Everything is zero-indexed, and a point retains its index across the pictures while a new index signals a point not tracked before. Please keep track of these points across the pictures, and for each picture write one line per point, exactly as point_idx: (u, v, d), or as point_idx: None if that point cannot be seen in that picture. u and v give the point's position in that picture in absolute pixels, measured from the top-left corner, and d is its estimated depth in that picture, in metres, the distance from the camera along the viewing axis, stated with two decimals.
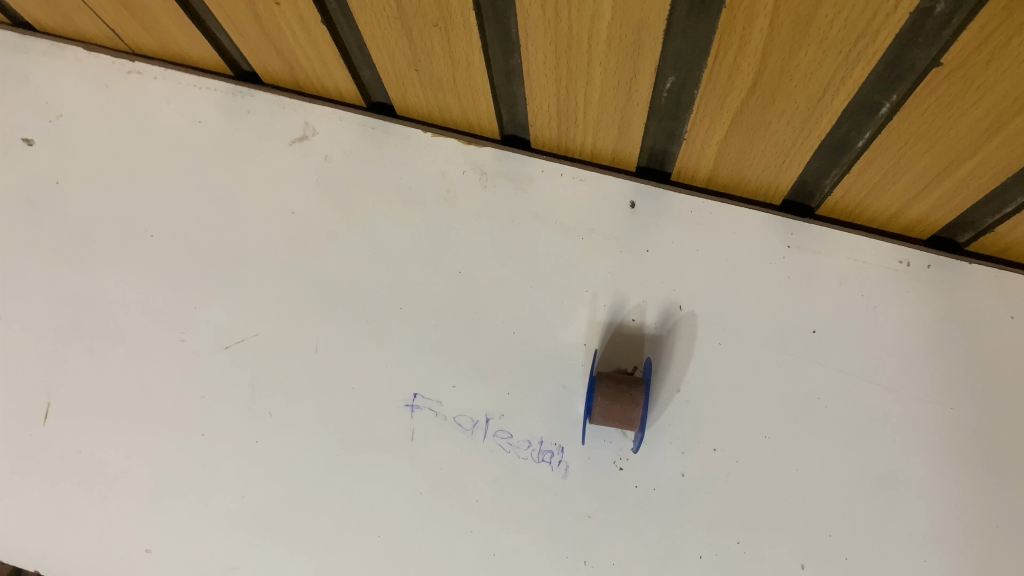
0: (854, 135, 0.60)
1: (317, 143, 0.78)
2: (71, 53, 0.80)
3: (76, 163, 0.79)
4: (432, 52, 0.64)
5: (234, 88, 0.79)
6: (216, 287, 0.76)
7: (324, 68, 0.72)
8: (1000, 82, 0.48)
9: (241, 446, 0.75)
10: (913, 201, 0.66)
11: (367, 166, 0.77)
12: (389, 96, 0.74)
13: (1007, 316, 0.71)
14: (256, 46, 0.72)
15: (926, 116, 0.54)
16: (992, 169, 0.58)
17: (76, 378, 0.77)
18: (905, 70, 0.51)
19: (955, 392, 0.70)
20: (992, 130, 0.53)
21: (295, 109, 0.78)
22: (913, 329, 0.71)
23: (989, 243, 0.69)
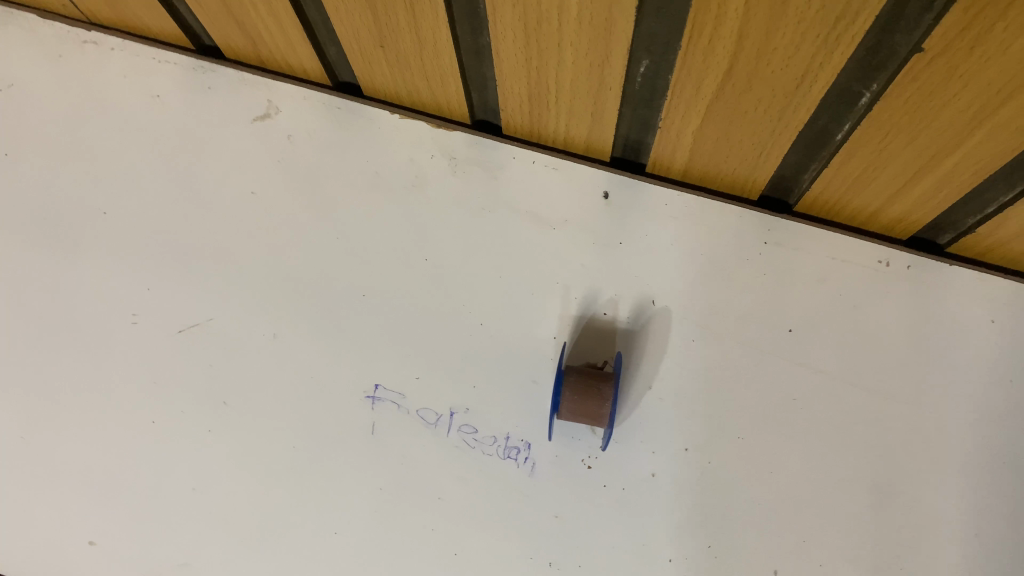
0: (833, 126, 0.57)
1: (280, 123, 0.75)
2: (25, 22, 0.77)
3: (29, 139, 0.76)
4: (398, 28, 0.61)
5: (195, 63, 0.75)
6: (172, 270, 0.73)
7: (288, 45, 0.69)
8: (984, 70, 0.46)
9: (193, 436, 0.72)
10: (894, 198, 0.63)
11: (333, 147, 0.74)
12: (356, 75, 0.72)
13: (988, 320, 0.68)
14: (216, 19, 0.69)
15: (908, 106, 0.52)
16: (975, 165, 0.55)
17: (22, 362, 0.74)
18: (885, 57, 0.49)
19: (934, 396, 0.68)
20: (975, 123, 0.51)
21: (259, 87, 0.75)
22: (891, 332, 0.69)
23: (969, 244, 0.67)
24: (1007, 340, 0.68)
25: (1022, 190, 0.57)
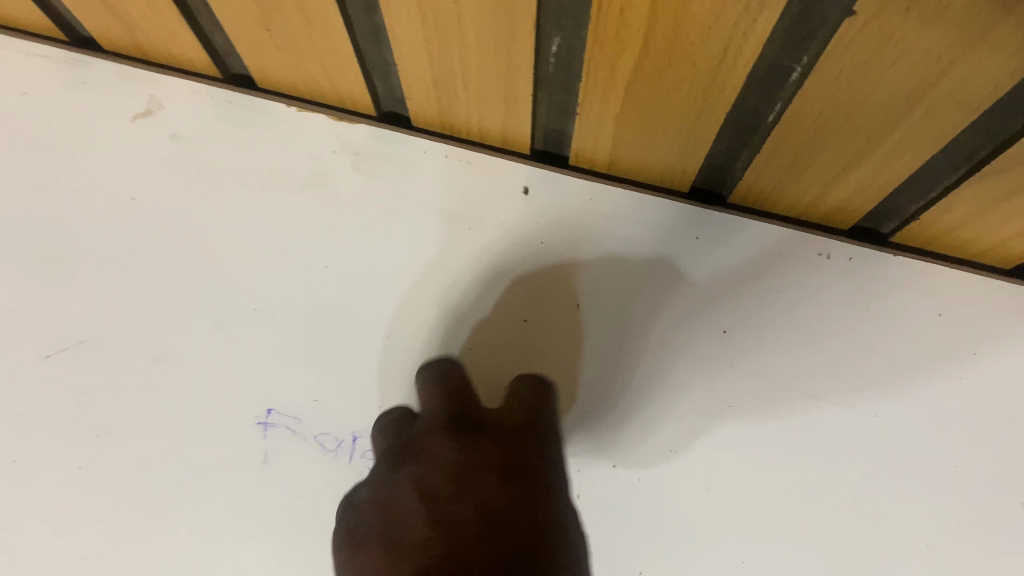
0: (763, 107, 0.53)
1: (164, 119, 0.68)
2: None
3: None
4: (283, 10, 0.55)
5: (68, 55, 0.68)
6: (41, 288, 0.66)
7: (167, 33, 0.62)
8: (921, 37, 0.41)
9: (67, 470, 0.66)
10: (832, 185, 0.59)
11: (223, 145, 0.67)
12: (248, 66, 0.65)
13: (935, 312, 0.64)
14: (83, 6, 0.61)
15: (841, 81, 0.47)
16: (916, 145, 0.51)
17: None
18: (816, 28, 0.44)
19: (875, 395, 0.64)
20: (914, 97, 0.46)
21: (141, 81, 0.68)
22: (832, 331, 0.65)
23: (912, 234, 0.62)
24: (954, 334, 0.64)
25: (965, 170, 0.52)
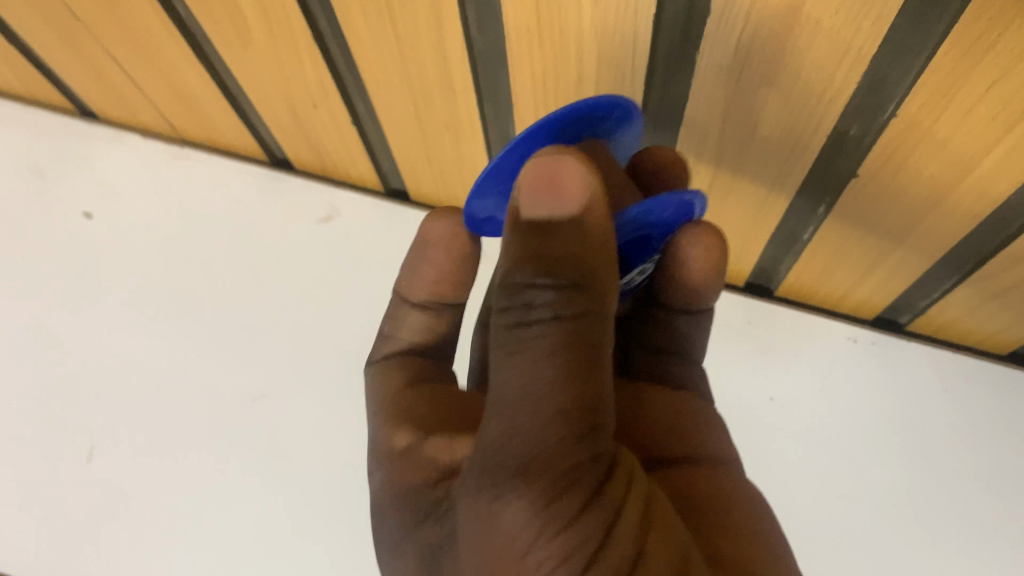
0: (800, 229, 0.71)
1: (340, 223, 0.90)
2: (129, 139, 0.94)
3: (128, 235, 0.91)
4: (444, 148, 0.76)
5: (269, 173, 0.92)
6: (242, 350, 0.86)
7: (351, 159, 0.85)
8: (907, 189, 0.61)
9: (265, 482, 0.83)
10: (855, 284, 0.77)
11: (383, 242, 0.89)
12: (405, 183, 0.87)
13: (942, 389, 0.81)
14: (291, 138, 0.84)
15: (854, 214, 0.66)
16: (915, 259, 0.69)
17: (117, 424, 0.84)
18: (832, 180, 0.63)
19: (895, 454, 0.80)
20: (908, 225, 0.65)
21: (323, 195, 0.91)
22: (862, 401, 0.82)
23: (923, 324, 0.80)
24: (960, 406, 0.80)
25: (955, 279, 0.70)
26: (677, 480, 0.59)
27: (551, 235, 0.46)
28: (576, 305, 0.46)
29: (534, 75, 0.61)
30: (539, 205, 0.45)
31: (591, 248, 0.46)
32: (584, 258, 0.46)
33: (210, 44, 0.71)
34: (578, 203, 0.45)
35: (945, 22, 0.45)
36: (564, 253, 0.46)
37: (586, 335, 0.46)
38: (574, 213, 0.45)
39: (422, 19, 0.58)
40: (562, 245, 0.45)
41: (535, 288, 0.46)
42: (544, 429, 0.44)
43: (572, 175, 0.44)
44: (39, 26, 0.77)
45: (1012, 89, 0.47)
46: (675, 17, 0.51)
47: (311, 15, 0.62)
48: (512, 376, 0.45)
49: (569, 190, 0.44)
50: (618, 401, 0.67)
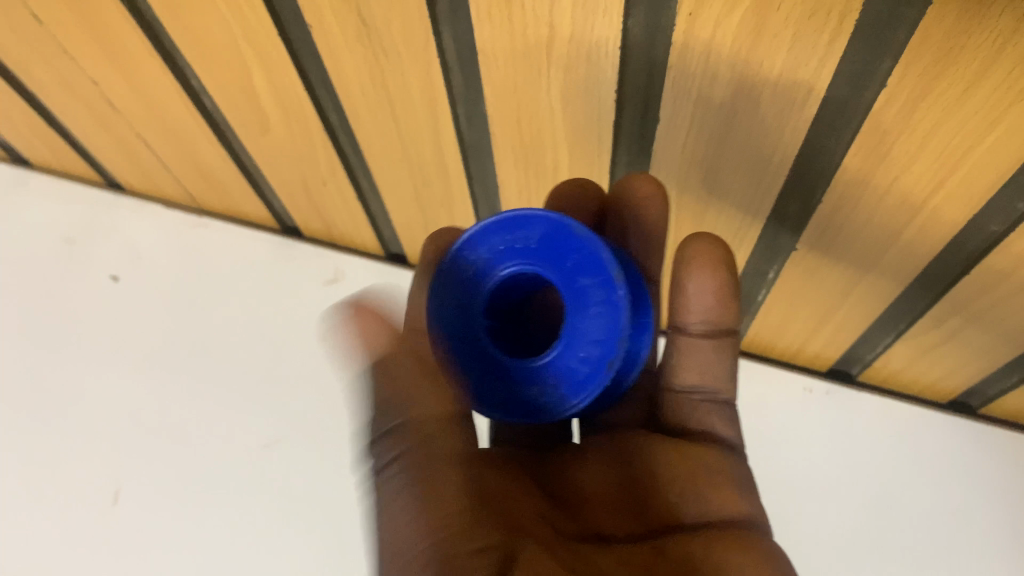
0: (755, 290, 0.81)
1: (344, 284, 0.99)
2: (152, 209, 1.03)
3: (152, 297, 1.00)
4: (439, 220, 0.85)
5: (281, 239, 1.01)
6: (254, 401, 0.94)
7: (355, 227, 0.94)
8: (842, 258, 0.70)
9: (273, 525, 0.89)
10: (809, 338, 0.86)
11: (384, 302, 0.98)
12: (404, 249, 0.96)
13: (889, 433, 0.90)
14: (301, 209, 0.93)
15: (800, 279, 0.76)
16: (857, 317, 0.78)
17: (141, 471, 0.92)
18: (777, 249, 0.73)
19: (848, 498, 0.88)
20: (848, 288, 0.74)
21: (329, 259, 1.00)
22: (817, 446, 0.90)
23: (873, 374, 0.89)
24: (906, 448, 0.89)
25: (896, 334, 0.79)
26: (677, 544, 0.57)
27: (382, 387, 0.53)
28: (409, 439, 0.53)
29: (517, 165, 0.70)
30: (371, 350, 0.54)
31: (403, 385, 0.53)
32: (408, 396, 0.53)
33: (232, 131, 0.80)
34: (380, 342, 0.54)
35: (853, 126, 0.55)
36: (395, 402, 0.53)
37: (423, 456, 0.52)
38: (377, 354, 0.54)
39: (421, 116, 0.68)
40: (393, 392, 0.53)
41: (383, 435, 0.53)
42: (411, 535, 0.51)
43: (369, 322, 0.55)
44: (79, 114, 0.87)
45: (914, 176, 0.57)
46: (633, 122, 0.61)
47: (325, 111, 0.72)
48: (391, 516, 0.52)
49: (373, 338, 0.54)
50: (632, 466, 0.64)
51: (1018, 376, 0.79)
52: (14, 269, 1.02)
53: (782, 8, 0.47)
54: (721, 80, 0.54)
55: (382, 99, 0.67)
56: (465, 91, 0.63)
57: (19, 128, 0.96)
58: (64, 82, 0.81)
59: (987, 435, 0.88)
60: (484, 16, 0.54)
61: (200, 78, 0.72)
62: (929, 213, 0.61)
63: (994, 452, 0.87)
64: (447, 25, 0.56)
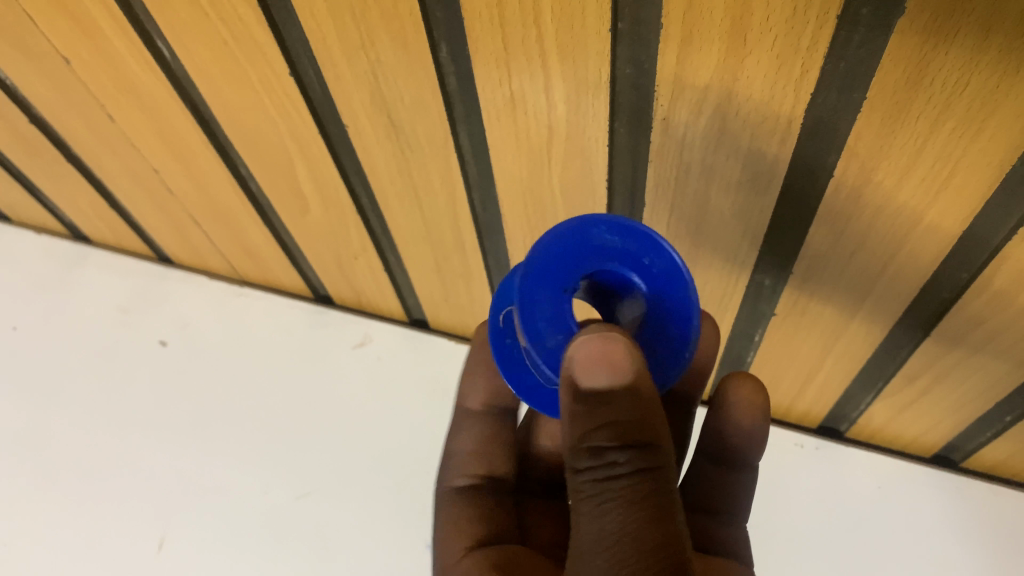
0: (743, 353, 0.89)
1: (371, 347, 1.09)
2: (199, 281, 1.15)
3: (196, 361, 1.09)
4: (457, 290, 0.95)
5: (314, 307, 1.12)
6: (288, 456, 1.02)
7: (382, 296, 1.03)
8: (816, 325, 0.79)
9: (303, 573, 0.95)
10: (796, 396, 0.94)
11: (407, 364, 1.07)
12: (425, 315, 1.05)
13: (876, 485, 0.96)
14: (333, 280, 1.03)
15: (782, 343, 0.84)
16: (837, 377, 0.86)
17: (184, 521, 0.99)
18: (759, 313, 0.81)
19: (838, 544, 0.94)
20: (825, 351, 0.83)
21: (358, 325, 1.10)
22: (808, 495, 0.97)
23: (858, 430, 0.96)
24: (891, 500, 0.95)
25: (874, 391, 0.87)
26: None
27: (613, 402, 0.52)
28: (643, 462, 0.54)
29: (524, 241, 0.79)
30: (597, 378, 0.50)
31: (645, 413, 0.53)
32: (642, 422, 0.53)
33: (274, 213, 0.90)
34: (628, 373, 0.50)
35: (812, 208, 0.64)
36: (606, 419, 0.53)
37: (656, 482, 0.55)
38: (626, 384, 0.51)
39: (441, 200, 0.78)
40: (622, 416, 0.53)
41: (609, 449, 0.54)
42: (631, 535, 0.54)
43: (624, 357, 0.50)
44: (140, 197, 0.98)
45: (868, 251, 0.66)
46: (623, 206, 0.71)
47: (358, 196, 0.82)
48: (606, 526, 0.55)
49: (623, 364, 0.50)
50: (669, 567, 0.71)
51: (989, 432, 0.86)
52: (75, 338, 1.12)
53: (741, 114, 0.56)
54: (695, 170, 0.63)
55: (407, 186, 0.77)
56: (479, 178, 0.73)
57: (82, 209, 1.07)
58: (128, 170, 0.92)
59: (969, 487, 0.94)
60: (494, 120, 0.64)
61: (249, 168, 0.83)
62: (887, 282, 0.69)
63: (978, 503, 0.93)
64: (462, 125, 0.66)
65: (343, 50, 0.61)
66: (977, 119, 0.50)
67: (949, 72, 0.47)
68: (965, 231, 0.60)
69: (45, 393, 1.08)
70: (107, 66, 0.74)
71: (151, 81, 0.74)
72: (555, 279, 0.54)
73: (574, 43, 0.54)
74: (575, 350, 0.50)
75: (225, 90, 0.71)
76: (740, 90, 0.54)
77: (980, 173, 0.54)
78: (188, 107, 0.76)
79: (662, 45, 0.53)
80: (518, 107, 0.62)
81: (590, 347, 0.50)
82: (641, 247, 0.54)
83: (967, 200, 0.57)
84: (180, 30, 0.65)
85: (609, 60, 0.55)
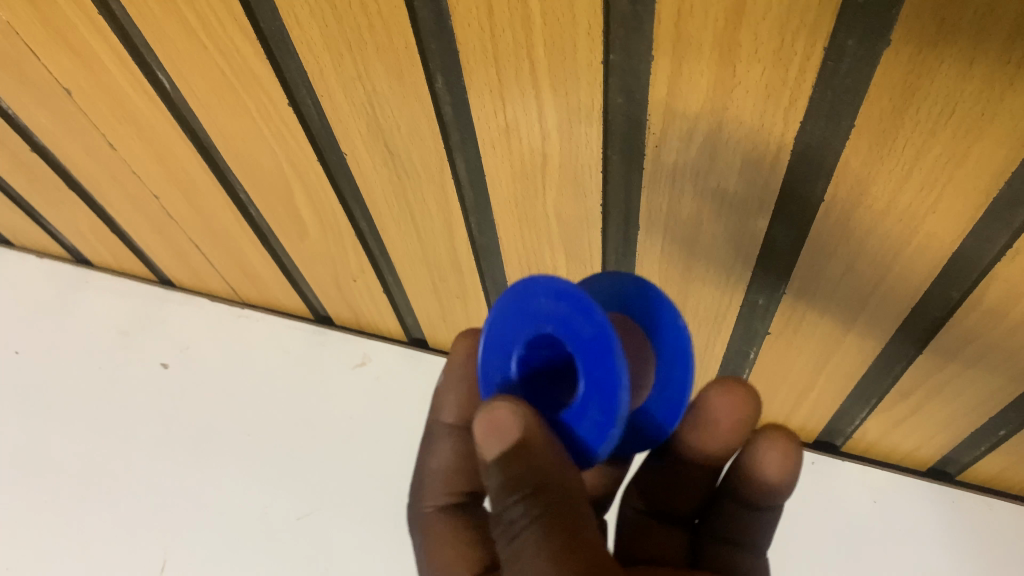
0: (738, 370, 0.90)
1: (371, 366, 1.10)
2: (199, 302, 1.17)
3: (197, 382, 1.11)
4: (455, 311, 0.95)
5: (313, 327, 1.13)
6: (289, 477, 1.02)
7: (381, 316, 1.04)
8: (810, 343, 0.80)
9: None
10: (792, 413, 0.95)
11: (406, 383, 1.08)
12: (424, 335, 1.06)
13: (872, 500, 0.97)
14: (332, 302, 1.04)
15: (776, 361, 0.85)
16: (832, 394, 0.87)
17: (186, 543, 0.99)
18: (753, 332, 0.82)
19: (835, 559, 0.95)
20: (819, 369, 0.83)
21: (357, 344, 1.11)
22: (805, 511, 0.98)
23: (854, 445, 0.97)
24: (887, 515, 0.96)
25: (869, 407, 0.88)
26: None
27: (509, 465, 0.53)
28: (543, 503, 0.53)
29: (520, 263, 0.80)
30: (494, 444, 0.53)
31: (527, 461, 0.53)
32: (525, 472, 0.53)
33: (273, 237, 0.91)
34: (506, 433, 0.52)
35: (802, 230, 0.65)
36: (512, 473, 0.53)
37: (560, 513, 0.53)
38: (515, 443, 0.52)
39: (438, 224, 0.79)
40: (517, 469, 0.53)
41: (512, 503, 0.54)
42: None
43: (508, 418, 0.52)
44: (140, 223, 0.99)
45: (859, 272, 0.67)
46: (617, 229, 0.72)
47: (356, 220, 0.83)
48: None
49: (509, 429, 0.52)
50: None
51: (983, 446, 0.87)
52: (76, 361, 1.13)
53: (731, 141, 0.57)
54: (688, 195, 0.64)
55: (404, 211, 0.78)
56: (475, 203, 0.74)
57: (83, 233, 1.08)
58: (128, 196, 0.93)
59: (963, 499, 0.95)
60: (489, 148, 0.65)
61: (249, 194, 0.84)
62: (879, 301, 0.70)
63: (973, 515, 0.94)
64: (458, 153, 0.68)
65: (339, 81, 0.63)
66: (961, 147, 0.51)
67: (934, 102, 0.49)
68: (954, 251, 0.61)
69: (48, 417, 1.09)
70: (107, 97, 0.75)
71: (151, 112, 0.75)
72: (506, 344, 0.56)
73: (567, 74, 0.55)
74: (475, 422, 0.54)
75: (223, 119, 0.72)
76: (730, 118, 0.55)
77: (966, 197, 0.55)
78: (188, 135, 0.77)
79: (652, 76, 0.54)
80: (512, 135, 0.63)
81: (483, 419, 0.53)
82: (572, 310, 0.50)
83: (954, 223, 0.58)
84: (179, 62, 0.66)
85: (601, 90, 0.56)
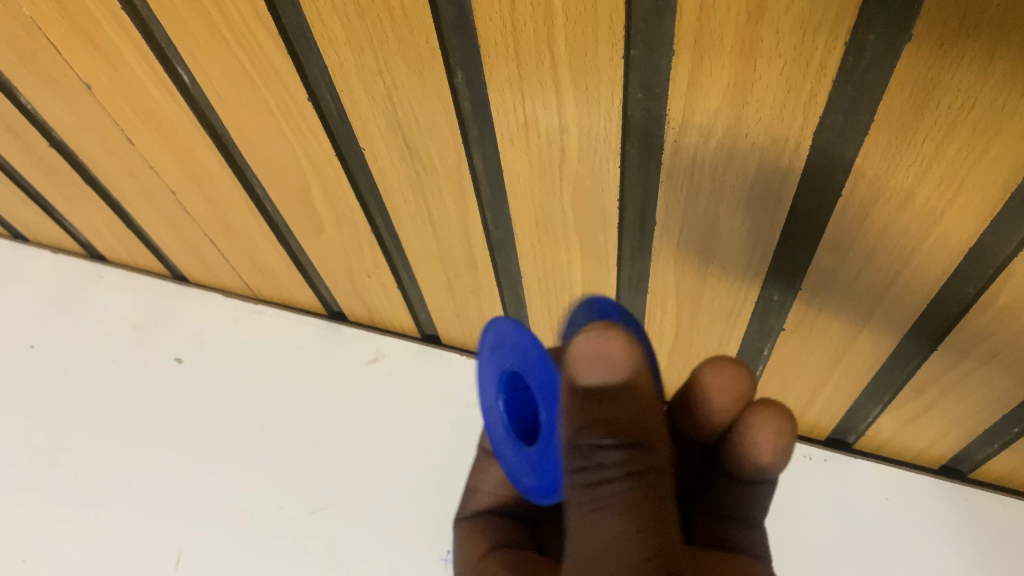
0: (752, 366, 0.90)
1: (383, 362, 1.10)
2: (214, 298, 1.19)
3: (210, 377, 1.11)
4: (469, 306, 0.96)
5: (327, 323, 1.14)
6: (303, 471, 1.03)
7: (394, 312, 1.05)
8: (824, 339, 0.80)
9: None
10: (804, 409, 0.95)
11: (418, 378, 1.09)
12: (437, 331, 1.07)
13: (884, 497, 0.97)
14: (346, 297, 1.05)
15: (789, 358, 0.85)
16: (844, 390, 0.88)
17: (202, 537, 0.99)
18: (768, 328, 0.82)
19: (849, 555, 0.94)
20: (833, 365, 0.84)
21: (370, 340, 1.12)
22: (817, 509, 0.98)
23: (867, 442, 0.97)
24: (900, 511, 0.96)
25: (882, 404, 0.88)
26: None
27: (594, 406, 0.51)
28: (640, 462, 0.53)
29: (536, 259, 0.81)
30: (593, 375, 0.50)
31: (641, 411, 0.52)
32: (639, 419, 0.52)
33: (289, 233, 0.92)
34: (619, 368, 0.49)
35: (819, 226, 0.65)
36: (601, 416, 0.51)
37: (654, 484, 0.53)
38: (624, 381, 0.50)
39: (454, 220, 0.79)
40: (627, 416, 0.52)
41: (603, 452, 0.53)
42: (622, 547, 0.52)
43: (606, 365, 0.49)
44: (156, 219, 0.99)
45: (876, 267, 0.67)
46: (633, 225, 0.72)
47: (372, 216, 0.83)
48: (599, 532, 0.53)
49: (615, 360, 0.49)
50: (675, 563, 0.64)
51: (996, 443, 0.87)
52: (92, 356, 1.14)
53: (749, 135, 0.57)
54: (704, 191, 0.65)
55: (421, 206, 0.78)
56: (491, 199, 0.74)
57: (99, 229, 1.09)
58: (145, 192, 0.94)
59: (975, 496, 0.95)
60: (507, 143, 0.65)
61: (266, 189, 0.85)
62: (895, 297, 0.70)
63: (985, 511, 0.94)
64: (476, 148, 0.68)
65: (359, 76, 0.63)
66: (981, 141, 0.51)
67: (954, 96, 0.49)
68: (971, 247, 0.61)
69: (63, 411, 1.09)
70: (127, 92, 0.76)
71: (171, 107, 0.76)
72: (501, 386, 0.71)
73: (587, 70, 0.56)
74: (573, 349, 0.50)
75: (243, 114, 0.73)
76: (749, 114, 0.55)
77: (986, 192, 0.55)
78: (207, 131, 0.78)
79: (672, 71, 0.54)
80: (531, 130, 0.63)
81: (587, 342, 0.49)
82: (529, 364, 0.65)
83: (973, 217, 0.58)
84: (200, 58, 0.67)
85: (621, 85, 0.56)
